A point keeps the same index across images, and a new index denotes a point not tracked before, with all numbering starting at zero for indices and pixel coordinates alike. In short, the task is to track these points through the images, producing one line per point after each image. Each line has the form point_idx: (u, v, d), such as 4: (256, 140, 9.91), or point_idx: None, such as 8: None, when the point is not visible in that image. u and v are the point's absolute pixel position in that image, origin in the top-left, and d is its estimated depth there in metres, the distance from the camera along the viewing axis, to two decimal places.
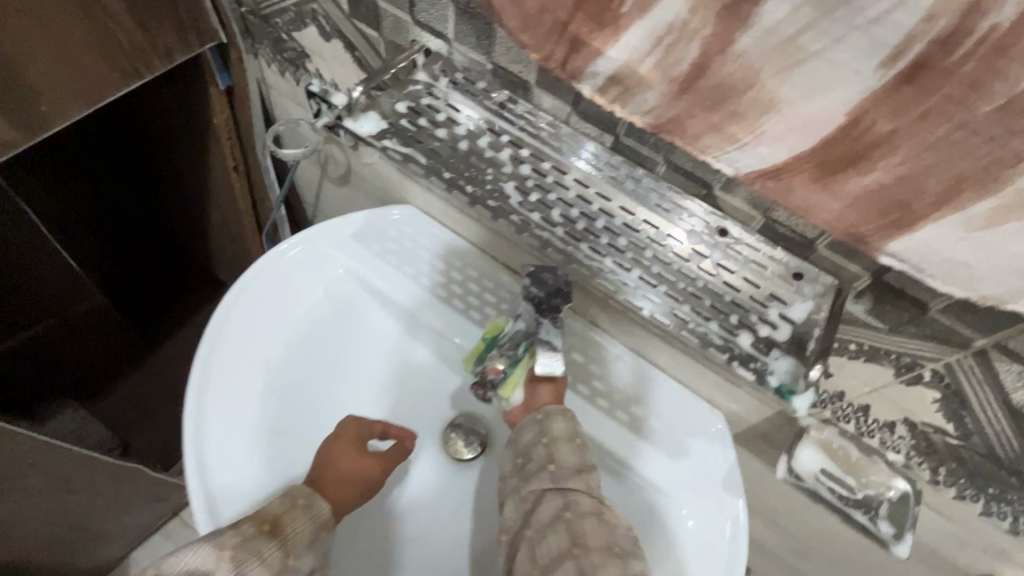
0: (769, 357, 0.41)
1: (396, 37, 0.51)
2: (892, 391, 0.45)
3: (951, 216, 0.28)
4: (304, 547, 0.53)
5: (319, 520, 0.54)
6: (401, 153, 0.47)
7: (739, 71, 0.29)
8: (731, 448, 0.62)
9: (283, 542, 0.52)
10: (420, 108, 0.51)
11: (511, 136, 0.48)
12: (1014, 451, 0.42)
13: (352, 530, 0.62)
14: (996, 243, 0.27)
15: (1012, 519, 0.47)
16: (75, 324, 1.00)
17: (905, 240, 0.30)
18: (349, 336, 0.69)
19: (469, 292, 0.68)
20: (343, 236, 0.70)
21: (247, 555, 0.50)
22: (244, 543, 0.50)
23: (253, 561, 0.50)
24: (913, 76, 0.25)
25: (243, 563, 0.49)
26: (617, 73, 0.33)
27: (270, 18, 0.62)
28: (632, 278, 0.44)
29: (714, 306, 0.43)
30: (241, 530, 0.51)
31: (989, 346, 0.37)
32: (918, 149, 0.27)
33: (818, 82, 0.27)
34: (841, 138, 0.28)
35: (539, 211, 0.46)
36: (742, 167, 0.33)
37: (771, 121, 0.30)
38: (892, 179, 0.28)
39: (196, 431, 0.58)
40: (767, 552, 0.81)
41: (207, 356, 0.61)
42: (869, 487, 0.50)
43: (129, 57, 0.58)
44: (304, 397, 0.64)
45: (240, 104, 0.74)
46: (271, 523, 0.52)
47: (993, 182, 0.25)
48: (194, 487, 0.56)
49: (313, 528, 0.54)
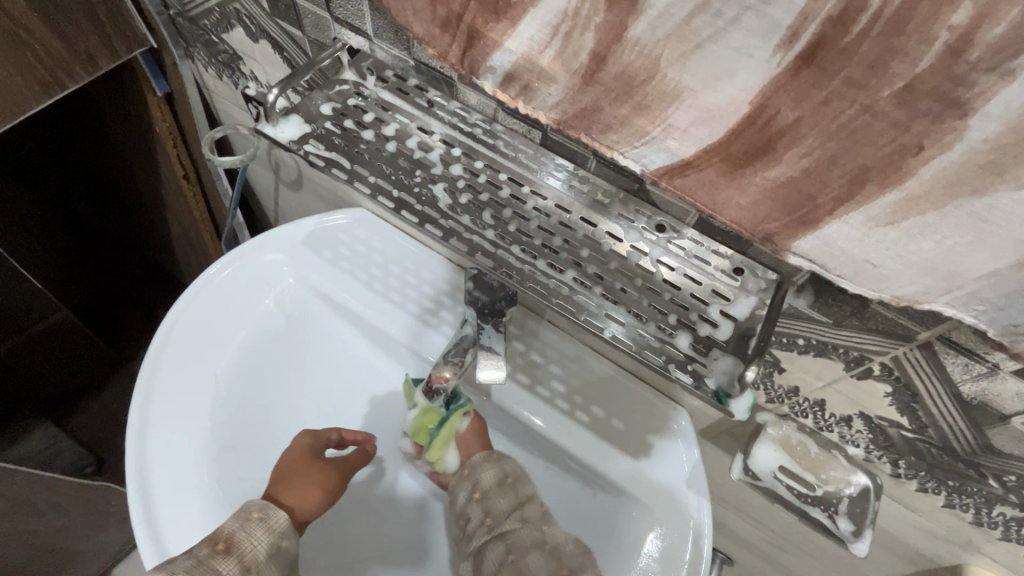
0: (708, 359, 0.39)
1: (319, 36, 0.49)
2: (845, 386, 0.43)
3: (856, 211, 0.26)
4: (264, 561, 0.49)
5: (280, 530, 0.51)
6: (324, 158, 0.44)
7: (639, 59, 0.26)
8: (695, 447, 0.60)
9: (241, 558, 0.48)
10: (346, 109, 0.47)
11: (443, 135, 0.46)
12: (969, 442, 0.40)
13: (318, 546, 0.60)
14: (906, 236, 0.26)
15: (975, 510, 0.45)
16: (38, 342, 0.96)
17: (816, 236, 0.29)
18: (301, 347, 0.67)
19: (424, 296, 0.66)
20: (293, 244, 0.68)
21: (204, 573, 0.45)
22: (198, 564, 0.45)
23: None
24: (811, 58, 0.22)
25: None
26: (517, 67, 0.31)
27: (198, 19, 0.59)
28: (566, 280, 0.41)
29: (653, 306, 0.41)
30: (193, 551, 0.47)
31: (933, 339, 0.35)
32: (822, 138, 0.25)
33: (717, 69, 0.25)
34: (748, 128, 0.26)
35: (470, 213, 0.44)
36: (650, 163, 0.31)
37: (678, 111, 0.28)
38: (800, 172, 0.26)
39: (139, 461, 0.56)
40: (745, 544, 0.79)
41: (148, 381, 0.59)
42: (829, 483, 0.48)
43: (47, 66, 0.55)
44: (253, 414, 0.62)
45: (182, 111, 0.73)
46: (226, 541, 0.48)
47: (896, 173, 0.24)
48: (137, 520, 0.53)
49: (272, 540, 0.50)
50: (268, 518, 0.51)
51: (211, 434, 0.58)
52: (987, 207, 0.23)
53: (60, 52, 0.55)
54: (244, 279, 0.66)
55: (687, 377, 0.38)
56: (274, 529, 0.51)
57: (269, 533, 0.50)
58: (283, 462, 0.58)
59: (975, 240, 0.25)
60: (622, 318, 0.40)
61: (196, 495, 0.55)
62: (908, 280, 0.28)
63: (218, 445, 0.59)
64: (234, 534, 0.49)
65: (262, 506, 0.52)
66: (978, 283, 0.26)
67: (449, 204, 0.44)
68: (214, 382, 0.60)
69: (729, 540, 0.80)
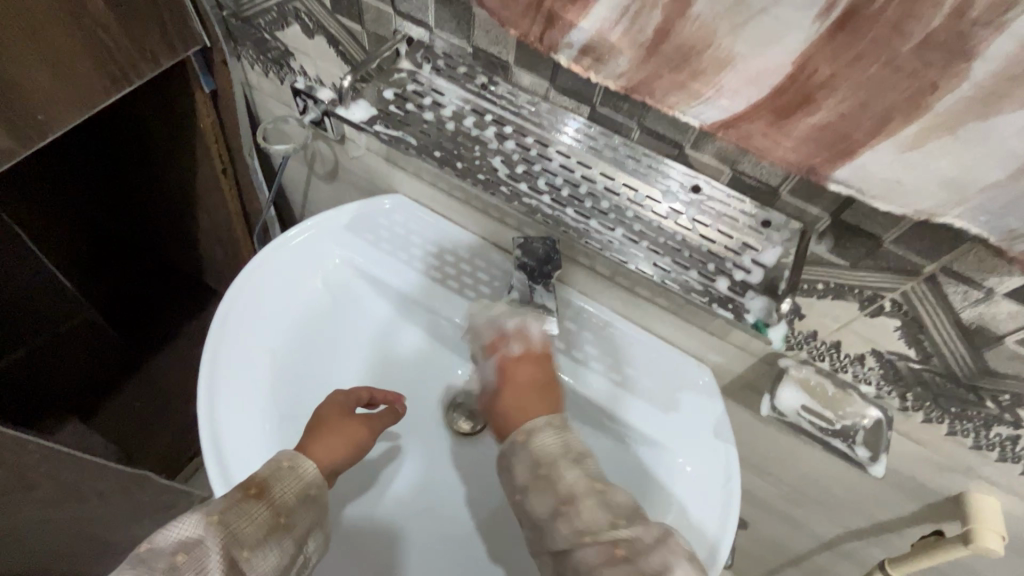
0: (745, 298, 0.45)
1: (379, 29, 0.54)
2: (860, 325, 0.49)
3: (885, 141, 0.32)
4: (294, 506, 0.51)
5: (308, 479, 0.53)
6: (392, 135, 0.51)
7: (698, 32, 0.32)
8: (719, 399, 0.66)
9: (271, 503, 0.50)
10: (406, 94, 0.53)
11: (495, 115, 0.51)
12: (968, 367, 0.47)
13: (335, 539, 0.62)
14: (924, 160, 0.32)
15: (975, 435, 0.52)
16: (62, 343, 1.00)
17: (853, 163, 0.34)
18: (349, 322, 0.71)
19: (463, 272, 0.71)
20: (335, 228, 0.72)
21: (236, 516, 0.48)
22: (230, 506, 0.48)
23: (243, 522, 0.48)
24: (845, 23, 0.28)
25: (231, 524, 0.48)
26: (588, 43, 0.37)
27: (252, 19, 0.64)
28: (616, 236, 0.47)
29: (692, 256, 0.46)
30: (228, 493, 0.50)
31: (938, 271, 0.41)
32: (854, 89, 0.31)
33: (766, 36, 0.31)
34: (790, 85, 0.32)
35: (526, 181, 0.49)
36: (706, 118, 0.37)
37: (729, 75, 0.33)
38: (836, 117, 0.32)
39: (209, 422, 0.59)
40: (761, 503, 0.85)
41: (214, 349, 0.63)
42: (847, 418, 0.54)
43: (118, 62, 0.59)
44: (309, 380, 0.67)
45: (225, 108, 0.77)
46: (258, 487, 0.51)
47: (915, 112, 0.30)
48: (211, 468, 0.57)
49: (300, 486, 0.52)
50: (297, 467, 0.53)
51: (272, 400, 0.63)
52: (988, 134, 0.29)
53: (130, 49, 0.60)
54: (296, 258, 0.70)
55: (728, 313, 0.44)
56: (302, 478, 0.53)
57: (296, 480, 0.52)
58: (316, 419, 0.60)
59: (981, 158, 0.30)
60: (666, 266, 0.46)
61: (263, 449, 0.59)
62: (928, 194, 0.33)
63: (280, 406, 0.63)
64: (267, 479, 0.52)
65: (291, 455, 0.54)
66: (984, 194, 0.32)
67: (506, 173, 0.50)
68: (274, 352, 0.65)
69: (746, 501, 0.86)
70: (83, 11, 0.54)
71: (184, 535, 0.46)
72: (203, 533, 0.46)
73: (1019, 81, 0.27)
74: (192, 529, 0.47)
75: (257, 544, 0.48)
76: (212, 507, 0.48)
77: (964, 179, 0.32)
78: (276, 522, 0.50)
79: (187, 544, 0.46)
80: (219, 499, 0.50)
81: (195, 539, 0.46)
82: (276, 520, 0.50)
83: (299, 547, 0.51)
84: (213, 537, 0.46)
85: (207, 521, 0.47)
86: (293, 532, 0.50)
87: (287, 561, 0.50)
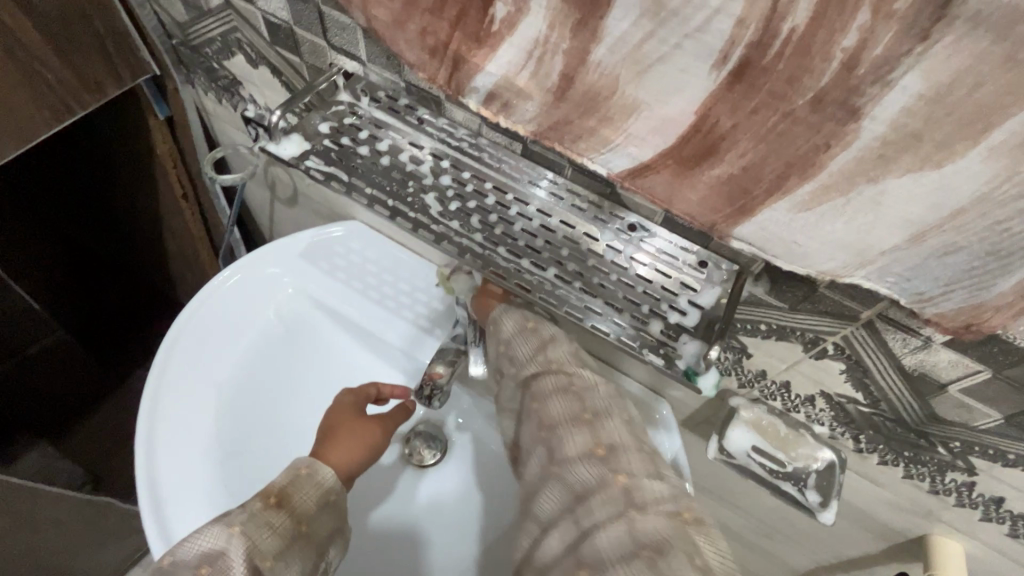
0: (677, 343, 0.43)
1: (316, 61, 0.53)
2: (805, 366, 0.48)
3: (782, 201, 0.32)
4: (314, 513, 0.51)
5: (327, 486, 0.53)
6: (324, 172, 0.49)
7: (601, 79, 0.31)
8: (678, 436, 0.62)
9: (292, 511, 0.50)
10: (343, 127, 0.52)
11: (432, 148, 0.50)
12: (916, 413, 0.45)
13: (357, 544, 0.62)
14: (817, 222, 0.32)
15: (931, 479, 0.49)
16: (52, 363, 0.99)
17: (754, 222, 0.34)
18: (303, 352, 0.70)
19: (417, 301, 0.70)
20: (290, 254, 0.71)
21: (255, 529, 0.47)
22: (251, 518, 0.48)
23: (264, 533, 0.48)
24: (740, 75, 0.27)
25: (253, 536, 0.47)
26: (497, 87, 0.36)
27: (200, 48, 0.63)
28: (548, 276, 0.46)
29: (627, 297, 0.45)
30: (246, 505, 0.49)
31: (874, 317, 0.39)
32: (755, 142, 0.29)
33: (667, 85, 0.30)
34: (692, 136, 0.31)
35: (459, 219, 0.48)
36: (614, 167, 0.36)
37: (636, 121, 0.32)
38: (737, 170, 0.31)
39: (147, 462, 0.59)
40: (734, 536, 0.81)
41: (156, 385, 0.62)
42: (798, 459, 0.52)
43: (60, 94, 0.59)
44: (257, 416, 0.65)
45: (182, 133, 0.76)
46: (277, 495, 0.50)
47: (812, 168, 0.29)
48: (146, 514, 0.56)
49: (321, 493, 0.52)
50: (316, 474, 0.53)
51: (215, 442, 0.61)
52: (882, 192, 0.29)
53: (71, 80, 0.59)
54: (248, 288, 0.69)
55: (659, 359, 0.43)
56: (320, 485, 0.53)
57: (316, 489, 0.52)
58: (327, 424, 0.60)
59: (875, 221, 0.30)
60: (601, 310, 0.45)
61: (200, 493, 0.58)
62: (828, 255, 0.33)
63: (224, 446, 0.61)
64: (286, 488, 0.51)
65: (309, 462, 0.54)
66: (886, 256, 0.31)
67: (439, 211, 0.48)
68: (219, 390, 0.63)
69: (719, 533, 0.82)
70: (18, 46, 0.54)
71: (206, 547, 0.46)
72: (224, 544, 0.46)
73: (912, 140, 0.26)
74: (214, 542, 0.46)
75: (280, 553, 0.48)
76: (231, 519, 0.48)
77: (861, 240, 0.31)
78: (298, 530, 0.50)
79: (209, 557, 0.45)
80: (238, 510, 0.49)
81: (217, 552, 0.45)
82: (297, 529, 0.50)
83: (320, 552, 0.51)
84: (236, 547, 0.46)
85: (229, 532, 0.46)
86: (313, 540, 0.50)
87: (310, 567, 0.50)
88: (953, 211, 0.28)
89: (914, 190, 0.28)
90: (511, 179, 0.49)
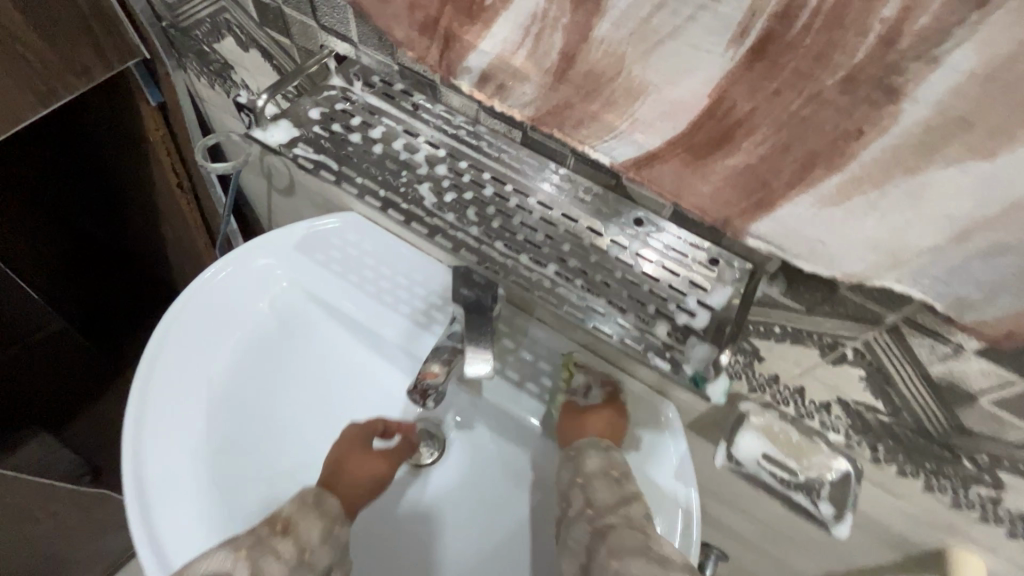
0: (685, 346, 0.41)
1: (306, 43, 0.50)
2: (822, 372, 0.45)
3: (807, 194, 0.29)
4: (318, 545, 0.49)
5: (331, 515, 0.52)
6: (313, 160, 0.46)
7: (605, 58, 0.28)
8: (683, 440, 0.59)
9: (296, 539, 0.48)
10: (334, 113, 0.49)
11: (428, 136, 0.48)
12: (942, 425, 0.42)
13: (364, 550, 0.61)
14: (843, 219, 0.29)
15: (954, 493, 0.46)
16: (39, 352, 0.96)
17: (772, 219, 0.31)
18: (298, 347, 0.68)
19: (415, 296, 0.67)
20: (285, 246, 0.69)
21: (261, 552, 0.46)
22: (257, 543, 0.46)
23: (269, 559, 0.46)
24: (761, 51, 0.24)
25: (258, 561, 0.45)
26: (492, 66, 0.33)
27: (191, 31, 0.60)
28: (547, 273, 0.43)
29: (631, 296, 0.42)
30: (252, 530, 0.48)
31: (899, 322, 0.37)
32: (776, 127, 0.27)
33: (678, 64, 0.27)
34: (707, 119, 0.28)
35: (455, 211, 0.46)
36: (619, 155, 0.33)
37: (644, 106, 0.29)
38: (757, 159, 0.29)
39: (135, 459, 0.57)
40: (741, 541, 0.79)
41: (145, 381, 0.60)
42: (812, 469, 0.49)
43: (45, 78, 0.57)
44: (251, 412, 0.63)
45: (175, 120, 0.74)
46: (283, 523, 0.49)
47: (840, 157, 0.26)
48: (133, 512, 0.55)
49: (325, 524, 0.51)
50: (322, 503, 0.52)
51: (206, 439, 0.59)
52: (921, 184, 0.26)
53: (56, 63, 0.57)
54: (241, 281, 0.67)
55: (665, 363, 0.40)
56: (326, 514, 0.52)
57: (321, 517, 0.51)
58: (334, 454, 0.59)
59: (913, 218, 0.27)
60: (604, 310, 0.42)
61: (191, 491, 0.57)
62: (856, 258, 0.30)
63: (216, 443, 0.60)
64: (292, 516, 0.50)
65: (316, 492, 0.53)
66: (920, 258, 0.29)
67: (433, 203, 0.46)
68: (209, 387, 0.61)
69: (726, 537, 0.80)
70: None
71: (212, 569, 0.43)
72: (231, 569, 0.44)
73: (961, 123, 0.23)
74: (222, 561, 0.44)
75: None
76: (239, 542, 0.46)
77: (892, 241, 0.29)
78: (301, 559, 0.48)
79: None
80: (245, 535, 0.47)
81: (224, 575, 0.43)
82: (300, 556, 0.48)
83: None
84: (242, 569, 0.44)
85: (234, 556, 0.45)
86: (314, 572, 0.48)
87: None
88: (1001, 210, 0.25)
89: (964, 182, 0.25)
90: (510, 169, 0.46)
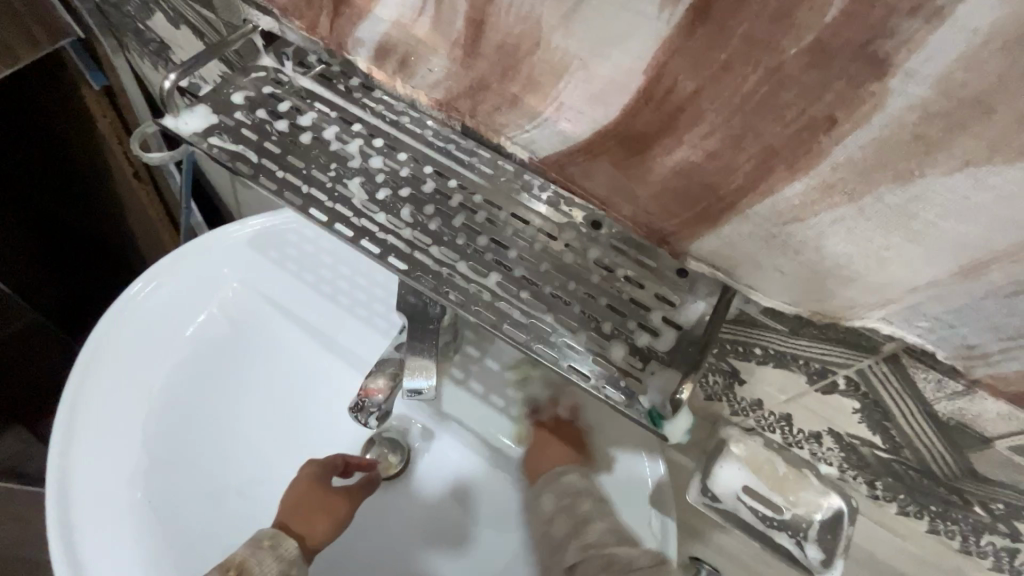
0: (644, 374, 0.34)
1: (230, 18, 0.45)
2: (810, 401, 0.39)
3: (762, 202, 0.25)
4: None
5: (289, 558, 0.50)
6: (230, 152, 0.40)
7: (519, 23, 0.25)
8: (660, 461, 0.54)
9: None
10: (260, 98, 0.43)
11: (364, 125, 0.42)
12: (948, 467, 0.36)
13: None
14: (811, 238, 0.25)
15: (963, 539, 0.40)
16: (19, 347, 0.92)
17: (716, 235, 0.27)
18: (246, 352, 0.61)
19: (374, 299, 0.63)
20: (237, 244, 0.64)
21: None
22: None
23: None
24: (704, 11, 0.20)
25: None
26: (390, 37, 0.30)
27: (121, 6, 0.54)
28: (488, 284, 0.37)
29: (587, 312, 0.36)
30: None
31: (899, 351, 0.30)
32: (725, 113, 0.23)
33: (606, 30, 0.23)
34: (644, 104, 0.24)
35: (388, 210, 0.39)
36: (540, 149, 0.30)
37: (569, 87, 0.26)
38: (702, 156, 0.25)
39: (59, 478, 0.53)
40: (731, 558, 0.73)
41: (74, 393, 0.55)
42: (798, 506, 0.43)
43: None
44: (189, 426, 0.57)
45: (124, 105, 0.70)
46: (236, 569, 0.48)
47: (802, 157, 0.22)
48: (54, 536, 0.51)
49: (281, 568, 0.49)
50: (278, 546, 0.50)
51: (138, 457, 0.54)
52: (913, 198, 0.22)
53: None
54: (187, 282, 0.62)
55: (618, 394, 0.33)
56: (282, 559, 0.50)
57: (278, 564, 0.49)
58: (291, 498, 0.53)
59: (908, 240, 0.23)
60: (553, 325, 0.36)
61: (120, 513, 0.52)
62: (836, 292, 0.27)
63: (148, 460, 0.55)
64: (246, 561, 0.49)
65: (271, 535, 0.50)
66: (921, 295, 0.25)
67: (364, 200, 0.39)
68: (146, 398, 0.57)
69: (715, 554, 0.74)
70: None
71: None
72: None
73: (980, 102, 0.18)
74: None
75: None
76: None
77: (878, 274, 0.25)
78: None
79: None
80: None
81: None
82: None
83: None
84: None
85: None
86: None
87: None
88: None
89: (973, 197, 0.20)
90: (454, 164, 0.41)
